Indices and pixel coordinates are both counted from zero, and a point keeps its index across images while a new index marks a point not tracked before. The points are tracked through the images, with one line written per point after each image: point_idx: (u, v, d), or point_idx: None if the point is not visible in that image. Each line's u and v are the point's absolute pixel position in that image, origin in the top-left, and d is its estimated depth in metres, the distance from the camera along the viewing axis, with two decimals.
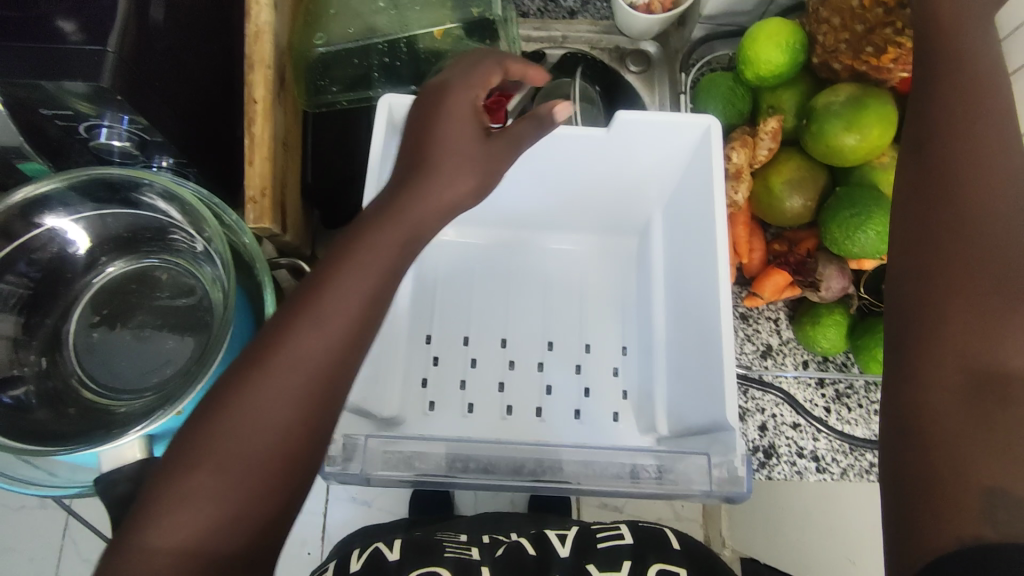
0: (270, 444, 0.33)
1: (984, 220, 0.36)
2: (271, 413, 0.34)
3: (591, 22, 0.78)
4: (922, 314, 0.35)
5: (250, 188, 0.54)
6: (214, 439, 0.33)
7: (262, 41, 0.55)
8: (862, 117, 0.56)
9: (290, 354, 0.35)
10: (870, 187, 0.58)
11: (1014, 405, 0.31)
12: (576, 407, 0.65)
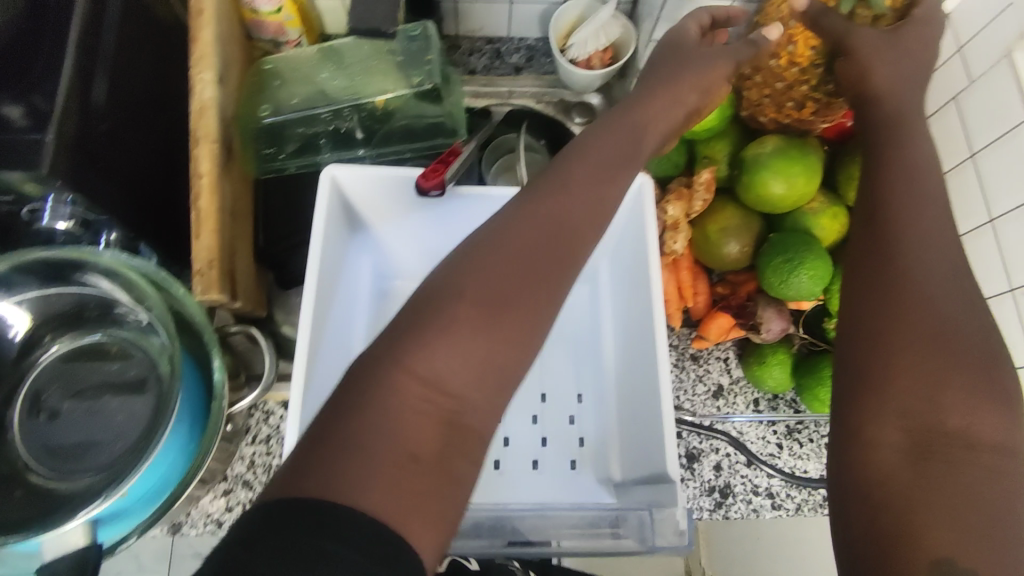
0: (423, 397, 0.36)
1: (919, 285, 0.40)
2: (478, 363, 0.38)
3: (536, 77, 0.81)
4: (866, 381, 0.39)
5: (197, 260, 0.55)
6: (361, 401, 0.35)
7: (207, 116, 0.57)
8: (789, 168, 0.58)
9: (490, 317, 0.39)
10: (802, 233, 0.60)
11: (952, 467, 0.35)
12: (533, 457, 0.66)
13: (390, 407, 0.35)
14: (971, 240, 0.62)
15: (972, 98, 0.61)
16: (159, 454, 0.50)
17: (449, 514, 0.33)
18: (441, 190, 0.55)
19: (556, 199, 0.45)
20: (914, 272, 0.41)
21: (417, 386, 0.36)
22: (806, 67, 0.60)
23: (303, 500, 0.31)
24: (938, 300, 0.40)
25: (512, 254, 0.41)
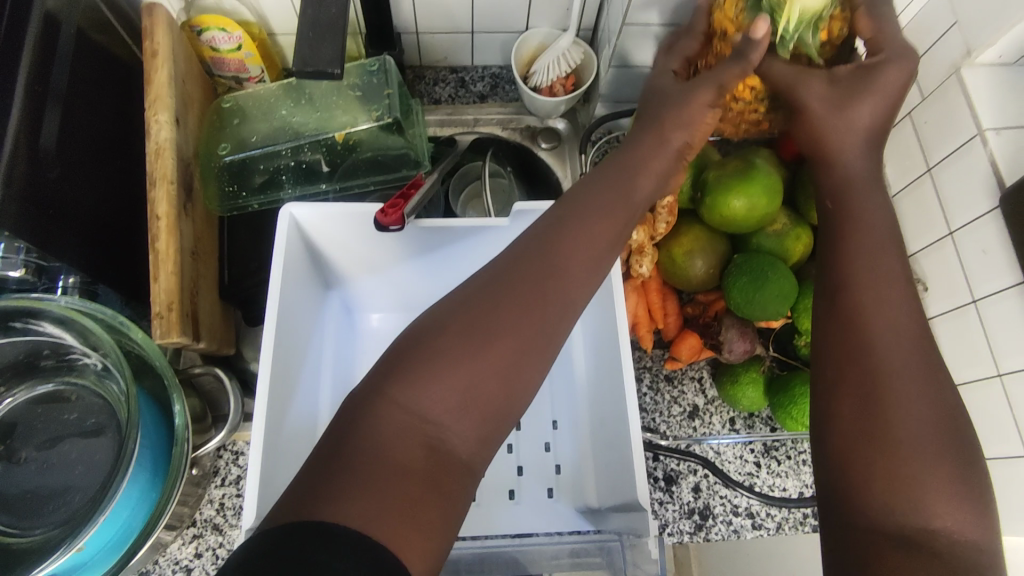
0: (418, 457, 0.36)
1: (896, 366, 0.40)
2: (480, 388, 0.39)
3: (501, 105, 0.81)
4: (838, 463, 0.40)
5: (155, 302, 0.54)
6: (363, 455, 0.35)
7: (163, 158, 0.57)
8: (749, 189, 0.59)
9: (497, 344, 0.40)
10: (765, 254, 0.61)
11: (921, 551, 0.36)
12: (509, 488, 0.65)
13: (398, 420, 0.37)
14: (933, 252, 0.63)
15: (926, 113, 0.62)
16: (118, 503, 0.48)
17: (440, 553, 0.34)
18: (401, 226, 0.54)
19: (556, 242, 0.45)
20: (891, 342, 0.41)
21: (420, 405, 0.37)
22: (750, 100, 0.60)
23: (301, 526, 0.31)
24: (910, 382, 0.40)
25: (536, 281, 0.42)
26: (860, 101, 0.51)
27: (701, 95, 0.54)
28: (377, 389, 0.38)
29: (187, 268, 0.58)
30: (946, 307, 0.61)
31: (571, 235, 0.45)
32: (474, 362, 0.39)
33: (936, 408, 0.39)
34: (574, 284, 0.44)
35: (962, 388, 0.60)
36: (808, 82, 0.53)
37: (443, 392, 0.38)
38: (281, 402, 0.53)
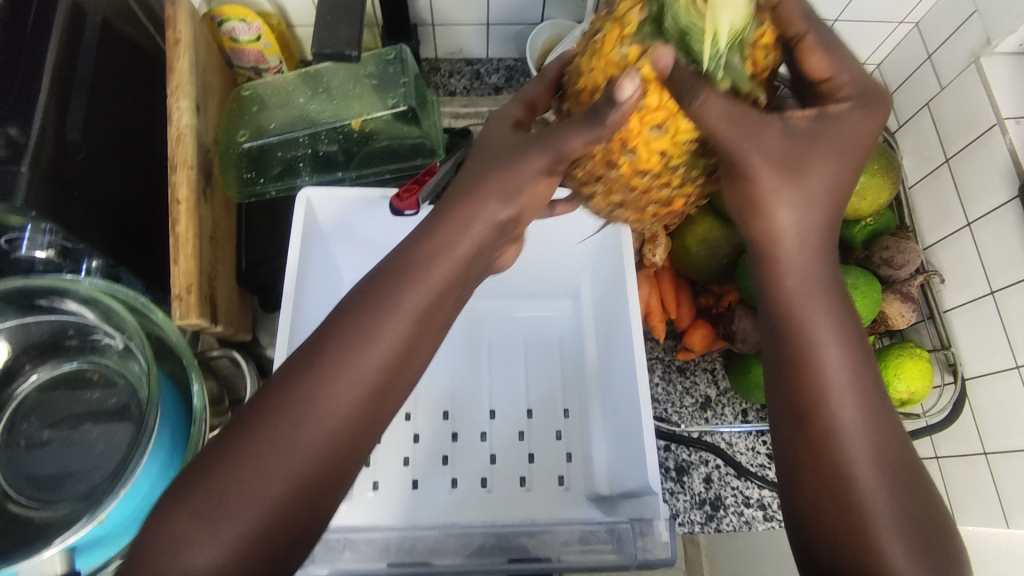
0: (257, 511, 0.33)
1: (836, 419, 0.37)
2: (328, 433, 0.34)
3: (516, 97, 0.82)
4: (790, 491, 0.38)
5: (175, 284, 0.55)
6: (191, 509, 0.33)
7: (184, 143, 0.58)
8: None
9: (335, 380, 0.35)
10: None
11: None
12: (521, 475, 0.65)
13: (243, 477, 0.33)
14: (950, 244, 0.62)
15: (944, 103, 0.62)
16: (138, 479, 0.49)
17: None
18: (416, 211, 0.56)
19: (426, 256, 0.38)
20: (855, 360, 0.38)
21: (257, 454, 0.33)
22: (671, 155, 0.38)
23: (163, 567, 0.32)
24: (857, 439, 0.36)
25: (386, 308, 0.36)
26: (815, 161, 0.38)
27: (531, 161, 0.39)
28: (224, 440, 0.34)
29: (205, 252, 0.59)
30: (964, 298, 0.60)
31: (434, 245, 0.38)
32: (315, 405, 0.34)
33: (882, 465, 0.36)
34: (421, 299, 0.37)
35: (979, 380, 0.59)
36: (758, 132, 0.36)
37: (278, 440, 0.34)
38: None
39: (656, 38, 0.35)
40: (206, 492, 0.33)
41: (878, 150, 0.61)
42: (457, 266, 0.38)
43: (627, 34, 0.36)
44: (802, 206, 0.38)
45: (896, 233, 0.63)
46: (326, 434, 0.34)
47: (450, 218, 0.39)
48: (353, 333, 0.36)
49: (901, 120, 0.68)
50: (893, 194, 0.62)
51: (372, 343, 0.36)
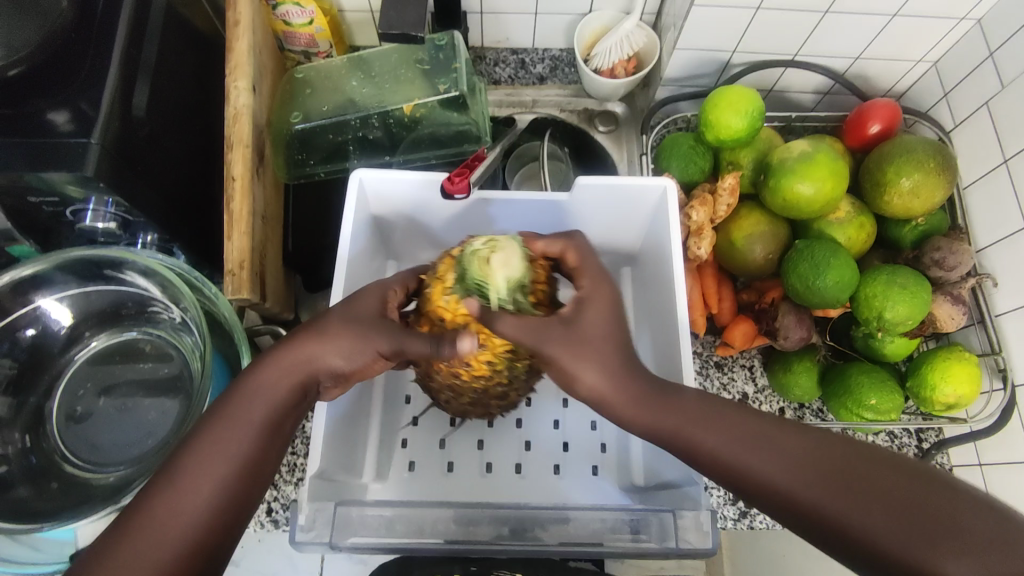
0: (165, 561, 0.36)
1: (760, 470, 0.39)
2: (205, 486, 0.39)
3: (560, 87, 0.83)
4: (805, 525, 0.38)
5: (228, 260, 0.57)
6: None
7: (241, 123, 0.59)
8: (814, 171, 0.58)
9: (228, 438, 0.41)
10: (828, 240, 0.59)
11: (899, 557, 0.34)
12: (555, 462, 0.65)
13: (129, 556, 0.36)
14: (1005, 247, 0.61)
15: (1005, 103, 0.61)
16: (190, 448, 0.50)
17: None
18: (466, 195, 0.56)
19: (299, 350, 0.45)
20: (725, 416, 0.42)
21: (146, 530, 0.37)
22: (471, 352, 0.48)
23: None
24: (784, 479, 0.38)
25: (243, 393, 0.43)
26: (589, 335, 0.45)
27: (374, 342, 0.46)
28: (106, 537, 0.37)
29: (257, 230, 0.60)
30: (1017, 302, 0.59)
31: (283, 348, 0.45)
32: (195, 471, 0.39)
33: (826, 481, 0.37)
34: (281, 381, 0.44)
35: None
36: (544, 332, 0.45)
37: (164, 508, 0.38)
38: None
39: (465, 292, 0.47)
40: (110, 556, 0.36)
41: (933, 148, 0.60)
42: (312, 358, 0.45)
43: (449, 286, 0.48)
44: (594, 361, 0.44)
45: (947, 234, 0.62)
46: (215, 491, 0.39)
47: (302, 331, 0.46)
48: (226, 409, 0.42)
49: (957, 119, 0.67)
50: (947, 194, 0.61)
51: (242, 411, 0.42)
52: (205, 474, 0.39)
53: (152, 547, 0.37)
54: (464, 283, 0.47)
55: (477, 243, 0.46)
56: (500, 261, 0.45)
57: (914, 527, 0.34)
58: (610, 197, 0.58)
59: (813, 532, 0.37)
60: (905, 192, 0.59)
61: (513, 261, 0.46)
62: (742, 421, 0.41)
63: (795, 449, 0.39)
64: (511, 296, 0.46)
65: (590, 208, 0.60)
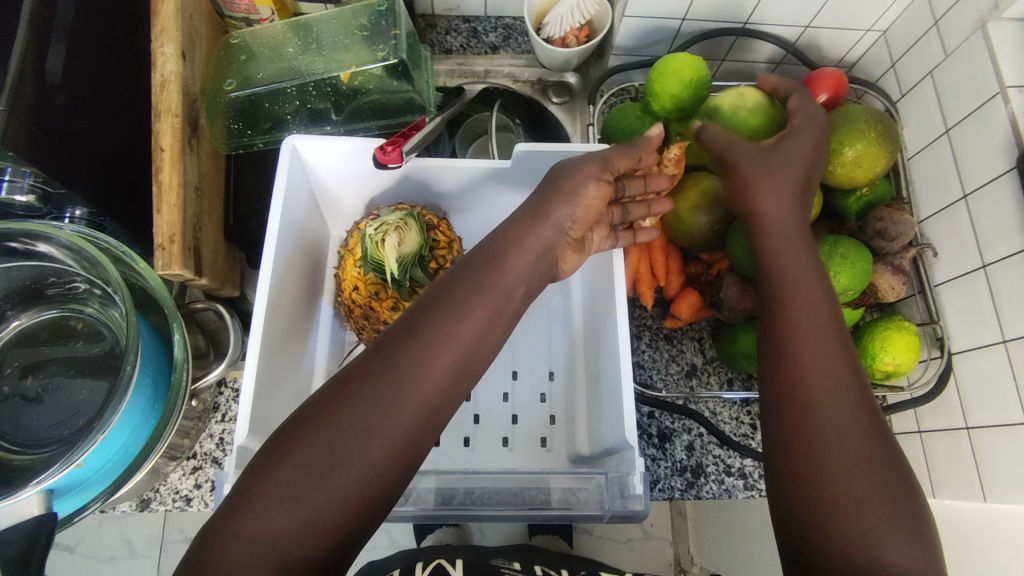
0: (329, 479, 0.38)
1: (820, 414, 0.42)
2: (371, 431, 0.39)
3: (513, 56, 0.80)
4: (804, 475, 0.41)
5: (158, 233, 0.55)
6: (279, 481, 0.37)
7: (169, 90, 0.57)
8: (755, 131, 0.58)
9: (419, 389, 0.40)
10: None
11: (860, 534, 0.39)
12: (503, 435, 0.65)
13: (286, 472, 0.38)
14: (945, 216, 0.61)
15: (948, 72, 0.60)
16: (116, 425, 0.49)
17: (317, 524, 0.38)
18: (400, 165, 0.55)
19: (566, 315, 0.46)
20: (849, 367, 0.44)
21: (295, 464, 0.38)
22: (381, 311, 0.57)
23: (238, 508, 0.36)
24: (835, 444, 0.41)
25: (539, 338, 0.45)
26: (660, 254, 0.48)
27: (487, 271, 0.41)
28: (265, 455, 0.39)
29: (190, 203, 0.58)
30: (954, 273, 0.60)
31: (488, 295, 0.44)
32: (376, 422, 0.39)
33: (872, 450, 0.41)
34: (472, 336, 0.42)
35: (966, 354, 0.59)
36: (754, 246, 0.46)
37: (324, 442, 0.38)
38: (274, 333, 0.55)
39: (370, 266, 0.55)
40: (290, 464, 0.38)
41: (877, 118, 0.60)
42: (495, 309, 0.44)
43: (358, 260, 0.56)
44: (570, 198, 0.47)
45: (890, 204, 0.62)
46: (401, 432, 0.40)
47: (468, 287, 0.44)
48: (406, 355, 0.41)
49: (903, 89, 0.66)
50: (889, 163, 0.61)
51: (427, 362, 0.41)
52: (363, 416, 0.39)
53: (316, 479, 0.37)
54: (364, 259, 0.55)
55: (373, 225, 0.54)
56: (398, 238, 0.53)
57: (896, 520, 0.39)
58: (547, 163, 0.57)
59: (809, 474, 0.41)
60: (849, 161, 0.59)
61: (406, 240, 0.54)
62: (836, 371, 0.43)
63: (855, 410, 0.42)
64: (405, 269, 0.54)
65: (532, 175, 0.59)
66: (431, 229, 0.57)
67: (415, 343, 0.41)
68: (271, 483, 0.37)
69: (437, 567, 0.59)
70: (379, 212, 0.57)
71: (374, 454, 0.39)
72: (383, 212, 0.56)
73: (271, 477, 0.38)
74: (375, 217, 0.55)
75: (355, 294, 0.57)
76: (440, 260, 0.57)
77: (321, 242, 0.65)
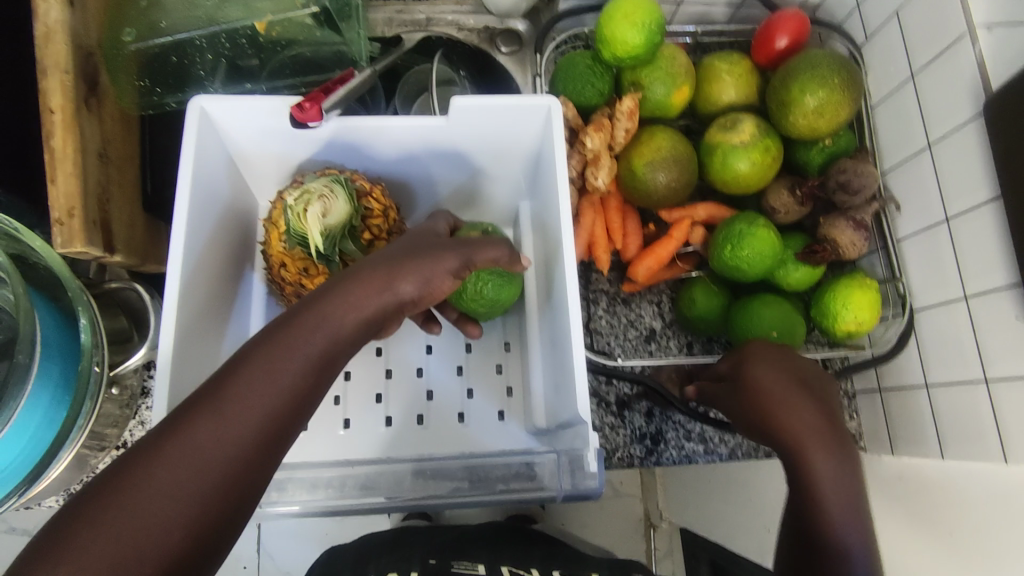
0: (153, 520, 0.32)
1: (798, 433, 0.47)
2: (173, 509, 0.33)
3: (456, 3, 0.73)
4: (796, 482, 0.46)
5: (53, 206, 0.49)
6: (91, 531, 0.31)
7: (55, 43, 0.49)
8: (673, 78, 0.59)
9: (236, 402, 0.36)
10: (740, 219, 0.58)
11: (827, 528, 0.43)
12: (458, 411, 0.62)
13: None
14: (909, 167, 0.58)
15: (915, 12, 0.56)
16: (14, 424, 0.45)
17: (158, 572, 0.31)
18: (321, 123, 0.50)
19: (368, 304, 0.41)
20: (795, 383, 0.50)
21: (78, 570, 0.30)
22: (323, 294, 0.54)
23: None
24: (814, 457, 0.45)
25: (339, 295, 0.41)
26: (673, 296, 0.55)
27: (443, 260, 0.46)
28: (72, 508, 0.32)
29: (92, 171, 0.52)
30: (917, 226, 0.57)
31: (342, 297, 0.41)
32: (193, 451, 0.34)
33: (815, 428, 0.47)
34: (298, 379, 0.38)
35: (927, 311, 0.57)
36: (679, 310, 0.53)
37: (139, 515, 0.32)
38: (194, 318, 0.50)
39: (293, 240, 0.51)
40: (84, 519, 0.31)
41: (841, 64, 0.56)
42: (311, 365, 0.38)
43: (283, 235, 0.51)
44: (422, 277, 0.44)
45: (853, 156, 0.59)
46: (218, 448, 0.34)
47: (281, 338, 0.38)
48: (204, 420, 0.35)
49: (868, 32, 0.63)
50: (853, 112, 0.58)
51: (226, 423, 0.35)
52: (176, 484, 0.33)
53: (128, 554, 0.31)
54: (288, 233, 0.51)
55: (295, 195, 0.49)
56: (319, 209, 0.49)
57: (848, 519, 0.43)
58: (489, 117, 0.53)
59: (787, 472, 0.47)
60: (810, 110, 0.56)
61: (332, 209, 0.49)
62: (773, 375, 0.50)
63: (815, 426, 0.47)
64: (333, 243, 0.50)
65: (475, 132, 0.54)
66: (364, 195, 0.53)
67: (213, 404, 0.35)
68: (82, 549, 0.31)
69: None
70: (303, 180, 0.52)
71: (180, 537, 0.32)
72: (308, 180, 0.51)
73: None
74: (296, 188, 0.50)
75: (284, 273, 0.53)
76: (375, 230, 0.53)
77: (248, 214, 0.60)
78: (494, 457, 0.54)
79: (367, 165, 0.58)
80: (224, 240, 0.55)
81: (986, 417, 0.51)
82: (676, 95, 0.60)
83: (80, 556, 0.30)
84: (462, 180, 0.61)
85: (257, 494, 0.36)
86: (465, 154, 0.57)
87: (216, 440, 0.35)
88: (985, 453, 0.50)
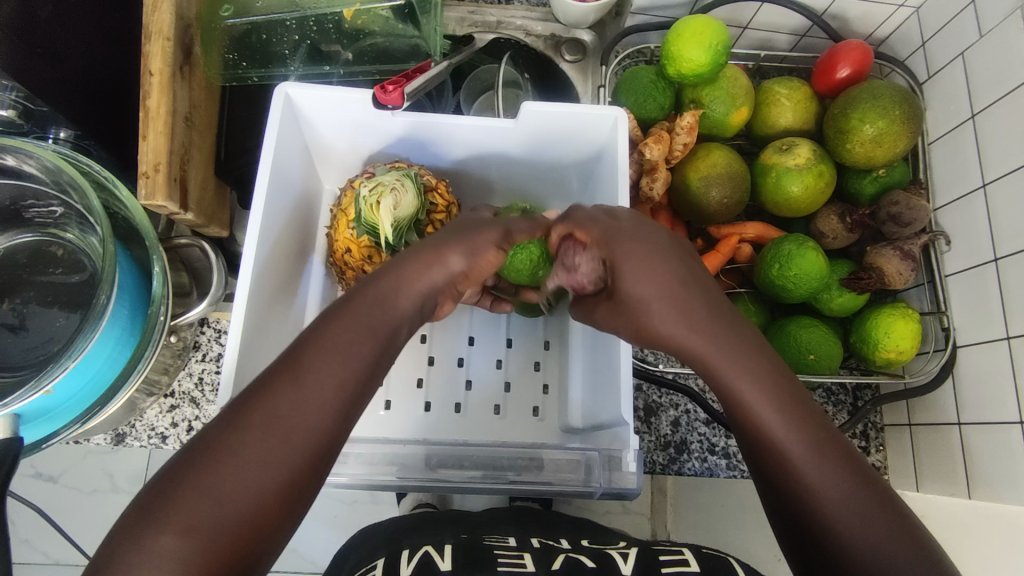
0: (243, 488, 0.35)
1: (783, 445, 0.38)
2: (260, 477, 0.36)
3: (527, 9, 0.76)
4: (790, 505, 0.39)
5: (143, 161, 0.52)
6: (189, 497, 0.35)
7: (161, 11, 0.54)
8: (733, 100, 0.61)
9: (313, 378, 0.38)
10: (786, 241, 0.59)
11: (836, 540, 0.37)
12: (495, 403, 0.64)
13: (168, 541, 0.34)
14: (962, 206, 0.59)
15: (981, 55, 0.57)
16: (85, 356, 0.48)
17: (246, 531, 0.35)
18: (400, 107, 0.53)
19: (429, 285, 0.43)
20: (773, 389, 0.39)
21: (180, 528, 0.34)
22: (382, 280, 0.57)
23: (137, 542, 0.34)
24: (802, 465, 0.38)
25: (403, 278, 0.42)
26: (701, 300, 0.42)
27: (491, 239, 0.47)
28: (172, 472, 0.36)
29: (179, 134, 0.56)
30: (966, 263, 0.58)
31: (404, 278, 0.42)
32: (276, 426, 0.37)
33: (813, 441, 0.38)
34: (369, 357, 0.40)
35: (968, 349, 0.57)
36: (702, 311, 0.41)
37: (231, 483, 0.35)
38: (263, 286, 0.53)
39: (362, 226, 0.54)
40: (181, 485, 0.35)
41: (902, 97, 0.57)
42: (376, 339, 0.41)
43: (351, 221, 0.54)
44: (470, 251, 0.44)
45: (906, 189, 0.60)
46: (299, 421, 0.37)
47: (346, 315, 0.40)
48: (281, 394, 0.38)
49: (932, 70, 0.63)
50: (910, 145, 0.58)
51: (304, 397, 0.38)
52: (261, 457, 0.36)
53: (223, 517, 0.35)
54: (358, 221, 0.53)
55: (368, 186, 0.52)
56: (391, 203, 0.52)
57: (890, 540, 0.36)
58: (554, 120, 0.55)
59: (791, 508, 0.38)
60: (868, 139, 0.57)
61: (402, 202, 0.52)
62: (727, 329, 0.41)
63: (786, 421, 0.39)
64: (399, 234, 0.54)
65: (541, 133, 0.57)
66: (429, 190, 0.56)
67: (291, 377, 0.38)
68: (182, 513, 0.34)
69: (425, 557, 0.50)
70: (374, 171, 0.55)
71: (267, 501, 0.36)
72: (378, 172, 0.54)
73: (150, 545, 0.34)
74: (369, 179, 0.53)
75: (347, 256, 0.56)
76: (436, 224, 0.57)
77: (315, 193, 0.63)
78: (514, 447, 0.55)
79: (431, 156, 0.61)
80: (294, 213, 0.59)
81: (1020, 457, 0.51)
82: (735, 116, 0.62)
83: (180, 514, 0.34)
84: (520, 180, 0.64)
85: (331, 460, 0.39)
86: (526, 154, 0.60)
87: (296, 410, 0.37)
88: (1016, 494, 0.50)
